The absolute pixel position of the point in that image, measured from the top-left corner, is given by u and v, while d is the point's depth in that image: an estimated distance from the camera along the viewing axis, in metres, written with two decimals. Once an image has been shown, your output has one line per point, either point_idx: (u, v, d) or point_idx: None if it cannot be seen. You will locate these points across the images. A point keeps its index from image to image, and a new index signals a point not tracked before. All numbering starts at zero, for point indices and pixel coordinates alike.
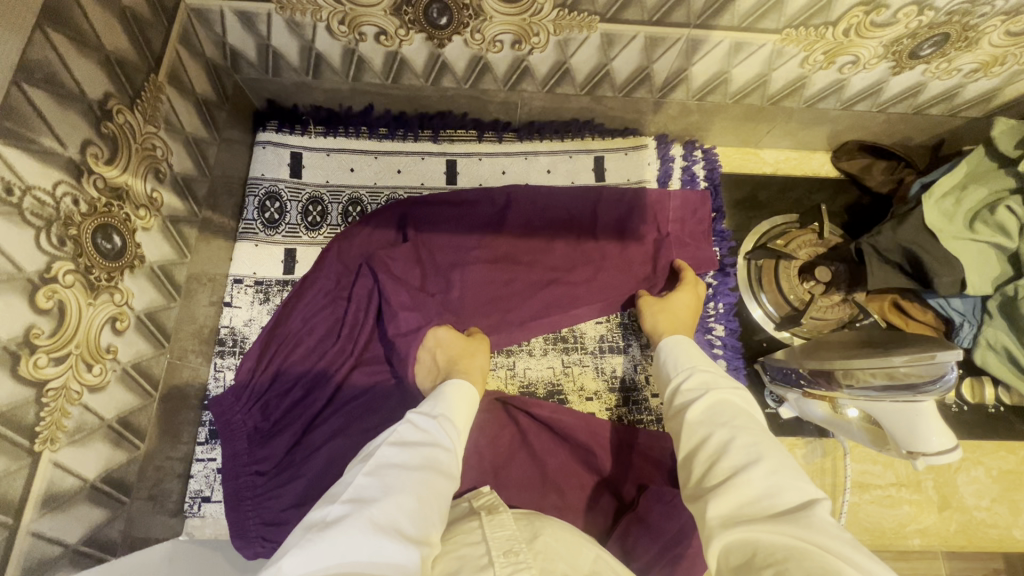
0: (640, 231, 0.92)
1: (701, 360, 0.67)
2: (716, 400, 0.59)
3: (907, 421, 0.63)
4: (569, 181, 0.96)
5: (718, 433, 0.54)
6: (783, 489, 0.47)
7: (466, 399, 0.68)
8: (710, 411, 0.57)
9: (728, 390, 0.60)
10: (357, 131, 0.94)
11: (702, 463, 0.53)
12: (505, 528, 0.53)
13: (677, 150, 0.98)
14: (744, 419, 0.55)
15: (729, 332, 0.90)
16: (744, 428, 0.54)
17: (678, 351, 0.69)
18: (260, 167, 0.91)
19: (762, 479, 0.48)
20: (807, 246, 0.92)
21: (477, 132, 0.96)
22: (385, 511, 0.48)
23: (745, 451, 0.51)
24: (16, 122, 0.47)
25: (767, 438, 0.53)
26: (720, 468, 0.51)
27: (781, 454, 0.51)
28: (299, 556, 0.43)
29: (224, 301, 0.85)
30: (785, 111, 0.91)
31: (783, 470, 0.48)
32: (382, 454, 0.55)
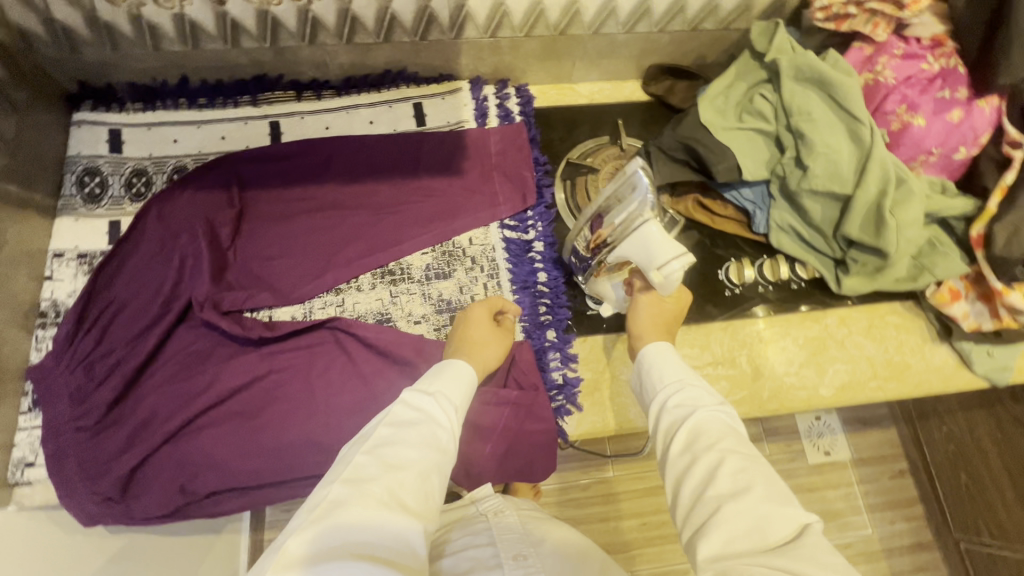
0: (463, 166, 0.99)
1: (679, 373, 0.66)
2: (700, 421, 0.59)
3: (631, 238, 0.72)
4: (391, 129, 1.01)
5: (709, 456, 0.56)
6: (772, 519, 0.50)
7: (464, 378, 0.67)
8: (694, 437, 0.58)
9: (710, 408, 0.61)
10: (177, 103, 0.97)
11: (688, 492, 0.55)
12: (512, 531, 0.68)
13: (490, 90, 1.04)
14: (740, 445, 0.57)
15: (548, 245, 0.94)
16: (735, 450, 0.56)
17: (657, 361, 0.68)
18: (77, 146, 0.93)
19: (752, 507, 0.50)
20: (612, 160, 0.99)
21: (296, 92, 1.00)
22: (385, 494, 0.51)
23: (733, 479, 0.53)
24: None
25: (754, 460, 0.55)
26: (703, 496, 0.53)
27: (756, 469, 0.54)
28: (310, 536, 0.48)
29: (44, 276, 0.86)
30: (576, 40, 0.98)
31: (760, 483, 0.52)
32: (376, 433, 0.56)
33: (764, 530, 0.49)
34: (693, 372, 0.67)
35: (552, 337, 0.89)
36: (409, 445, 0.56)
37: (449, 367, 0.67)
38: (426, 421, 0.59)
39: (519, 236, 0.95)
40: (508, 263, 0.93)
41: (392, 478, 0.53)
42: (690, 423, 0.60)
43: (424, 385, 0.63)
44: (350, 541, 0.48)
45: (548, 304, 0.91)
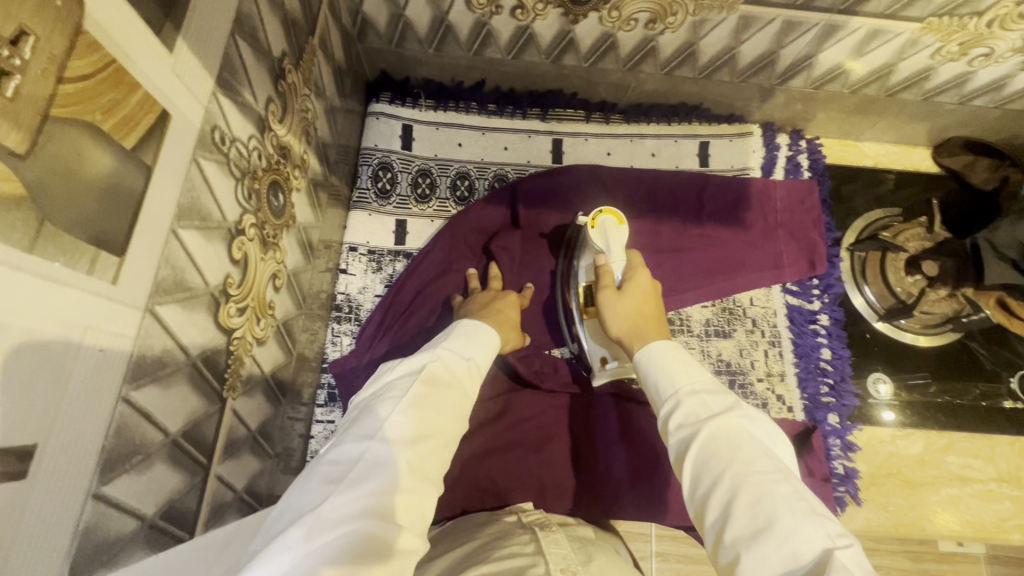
0: (747, 219, 0.91)
1: (687, 374, 0.53)
2: (713, 434, 0.46)
3: (589, 252, 0.78)
4: (673, 164, 0.96)
5: (718, 491, 0.42)
6: (797, 544, 0.37)
7: (487, 342, 0.61)
8: (707, 452, 0.45)
9: (729, 415, 0.47)
10: (467, 106, 0.94)
11: (710, 529, 0.42)
12: (560, 546, 0.50)
13: (783, 139, 0.98)
14: (755, 452, 0.44)
15: (833, 321, 0.91)
16: (749, 476, 0.42)
17: (657, 368, 0.55)
18: (373, 138, 0.92)
19: (772, 547, 0.38)
20: (915, 240, 0.94)
21: (585, 112, 0.96)
22: (392, 456, 0.42)
23: (750, 512, 0.40)
24: (230, 73, 0.47)
25: (767, 470, 0.42)
26: (722, 536, 0.41)
27: (785, 495, 0.40)
28: (338, 496, 0.38)
29: (339, 267, 0.87)
30: (899, 104, 0.91)
31: (797, 515, 0.38)
32: (416, 388, 0.49)
33: (796, 565, 0.36)
34: (705, 374, 0.53)
35: (835, 420, 0.86)
36: (446, 409, 0.49)
37: (471, 330, 0.61)
38: (460, 385, 0.53)
39: (802, 304, 0.91)
40: (790, 332, 0.90)
41: (419, 443, 0.45)
42: (701, 443, 0.46)
43: (450, 343, 0.57)
44: (373, 501, 0.39)
45: (831, 385, 0.88)
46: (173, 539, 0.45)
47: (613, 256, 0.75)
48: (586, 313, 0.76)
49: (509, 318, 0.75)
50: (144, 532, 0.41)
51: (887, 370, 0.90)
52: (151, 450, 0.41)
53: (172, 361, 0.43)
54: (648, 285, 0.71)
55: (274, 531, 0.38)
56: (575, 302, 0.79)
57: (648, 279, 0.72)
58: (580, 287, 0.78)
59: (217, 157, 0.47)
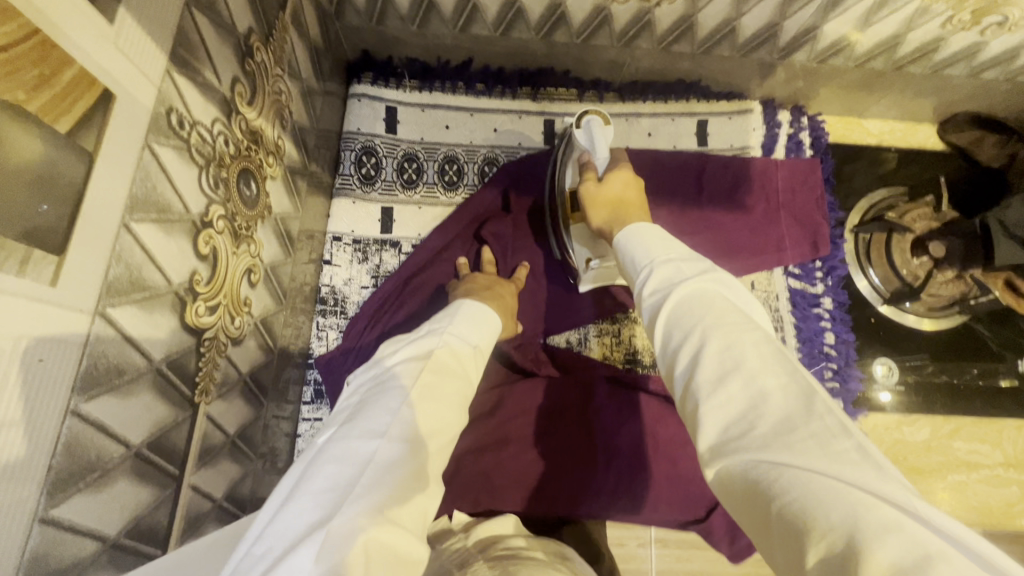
0: (748, 201, 0.87)
1: (665, 245, 0.46)
2: (689, 294, 0.39)
3: (578, 152, 0.72)
4: (670, 145, 0.92)
5: (687, 341, 0.36)
6: (771, 397, 0.31)
7: (488, 328, 0.57)
8: (682, 307, 0.38)
9: (704, 279, 0.40)
10: (454, 86, 0.90)
11: (676, 379, 0.36)
12: (497, 567, 0.45)
13: (785, 116, 0.94)
14: (731, 311, 0.37)
15: (837, 304, 0.88)
16: (723, 326, 0.35)
17: (635, 244, 0.48)
18: (356, 121, 0.87)
19: (742, 392, 0.32)
20: (923, 220, 0.91)
21: (578, 91, 0.92)
22: (406, 455, 0.38)
23: (720, 359, 0.33)
24: (187, 50, 0.43)
25: (746, 324, 0.35)
26: (690, 385, 0.34)
27: (756, 341, 0.34)
28: (353, 502, 0.34)
29: (323, 259, 0.84)
30: (906, 77, 0.87)
31: (770, 361, 0.33)
32: (421, 379, 0.45)
33: (766, 410, 0.30)
34: (686, 247, 0.46)
35: (839, 407, 0.84)
36: (450, 403, 0.45)
37: (477, 314, 0.57)
38: (465, 374, 0.49)
39: (805, 288, 0.88)
40: (793, 317, 0.87)
41: (427, 441, 0.41)
42: (673, 302, 0.39)
43: (455, 327, 0.53)
44: (390, 504, 0.35)
45: (835, 370, 0.85)
46: (141, 556, 0.42)
47: (599, 152, 0.69)
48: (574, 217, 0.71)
49: (508, 305, 0.72)
50: (105, 554, 0.38)
51: (891, 354, 0.87)
52: (109, 466, 0.38)
53: (131, 368, 0.39)
54: (631, 172, 0.65)
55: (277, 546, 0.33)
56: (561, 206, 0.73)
57: (630, 170, 0.65)
58: (567, 191, 0.72)
59: (175, 143, 0.42)
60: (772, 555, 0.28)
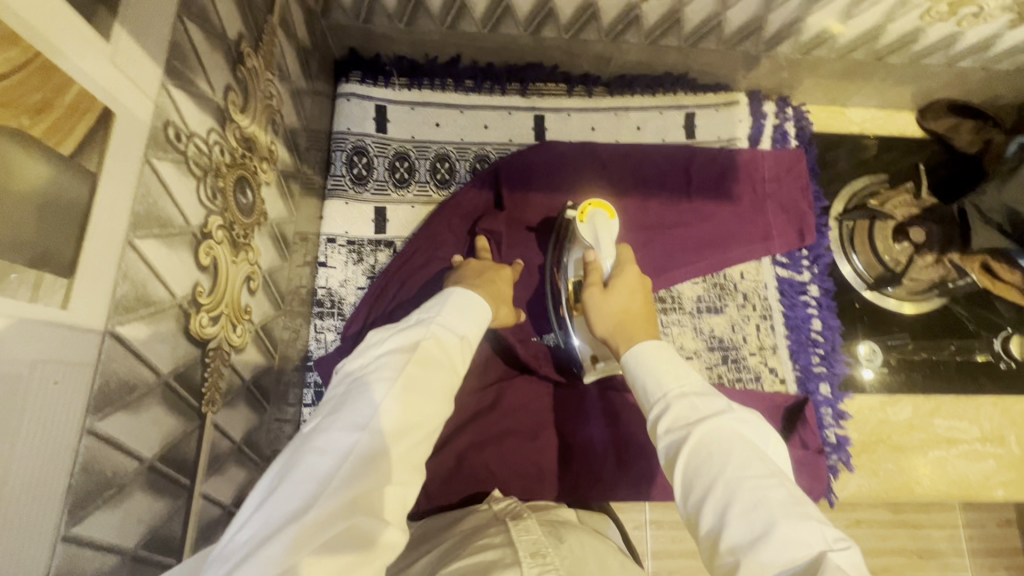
0: (735, 191, 0.89)
1: (680, 374, 0.49)
2: (707, 442, 0.42)
3: (579, 244, 0.75)
4: (659, 138, 0.93)
5: (714, 498, 0.39)
6: (796, 555, 0.35)
7: (477, 314, 0.57)
8: (703, 458, 0.41)
9: (719, 419, 0.43)
10: (443, 83, 0.89)
11: (705, 535, 0.39)
12: (530, 532, 0.47)
13: (770, 107, 0.95)
14: (750, 460, 0.40)
15: (823, 291, 0.91)
16: (746, 482, 0.39)
17: (648, 366, 0.50)
18: (345, 121, 0.87)
19: (773, 553, 0.35)
20: (903, 206, 0.94)
21: (567, 85, 0.92)
22: (382, 449, 0.40)
23: (747, 520, 0.37)
24: (181, 61, 0.43)
25: (766, 477, 0.39)
26: (719, 545, 0.38)
27: (778, 499, 0.38)
28: (326, 494, 0.36)
29: (318, 261, 0.83)
30: (886, 67, 0.89)
31: (784, 514, 0.37)
32: (408, 372, 0.45)
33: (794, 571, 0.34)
34: (696, 375, 0.49)
35: (826, 389, 0.87)
36: (436, 393, 0.46)
37: (467, 302, 0.57)
38: (452, 363, 0.50)
39: (792, 276, 0.91)
40: (781, 305, 0.90)
41: (409, 433, 0.42)
42: (693, 444, 0.42)
43: (442, 316, 0.53)
44: (362, 495, 0.37)
45: (823, 355, 0.88)
46: (159, 567, 0.43)
47: (602, 250, 0.70)
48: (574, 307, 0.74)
49: (501, 292, 0.71)
50: (125, 566, 0.39)
51: (876, 338, 0.91)
52: (125, 481, 0.38)
53: (141, 383, 0.40)
54: (637, 276, 0.66)
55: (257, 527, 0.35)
56: (564, 294, 0.75)
57: (635, 273, 0.66)
58: (569, 282, 0.74)
59: (173, 156, 0.42)
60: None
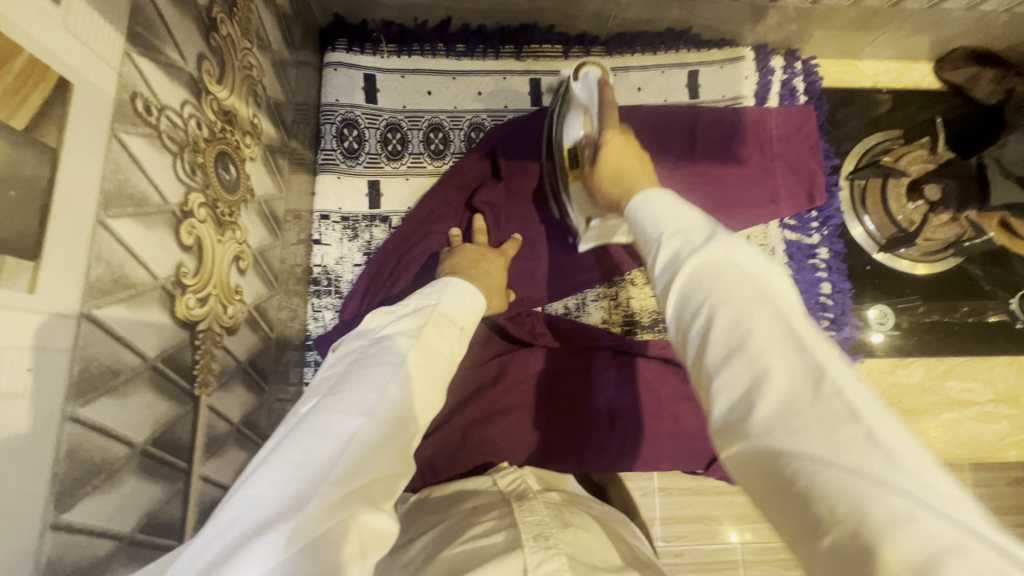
0: (742, 153, 0.85)
1: (676, 215, 0.39)
2: (700, 272, 0.33)
3: (577, 106, 0.69)
4: (662, 99, 0.89)
5: (700, 315, 0.32)
6: (786, 374, 0.27)
7: (471, 306, 0.56)
8: (697, 279, 0.33)
9: (715, 244, 0.34)
10: (434, 49, 0.86)
11: (689, 350, 0.32)
12: (535, 513, 0.47)
13: (778, 62, 0.91)
14: (739, 285, 0.32)
15: (833, 254, 0.88)
16: (735, 299, 0.31)
17: (649, 214, 0.42)
18: (333, 92, 0.84)
19: (760, 375, 0.28)
20: (919, 162, 0.88)
21: (563, 47, 0.88)
22: (388, 436, 0.38)
23: (734, 340, 0.29)
24: (144, 28, 0.40)
25: (764, 300, 0.31)
26: (701, 364, 0.31)
27: (768, 312, 0.30)
28: (330, 481, 0.34)
29: (313, 238, 0.82)
30: (902, 14, 0.83)
31: (786, 338, 0.28)
32: (409, 359, 0.44)
33: (776, 389, 0.27)
34: (700, 213, 0.39)
35: None
36: (431, 384, 0.45)
37: (464, 292, 0.56)
38: (450, 355, 0.49)
39: (801, 239, 0.88)
40: (788, 269, 0.87)
41: (410, 423, 0.41)
42: (686, 274, 0.34)
43: (443, 305, 0.52)
44: (368, 481, 0.35)
45: (832, 319, 0.86)
46: (160, 548, 0.43)
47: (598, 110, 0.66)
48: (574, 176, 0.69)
49: (495, 282, 0.70)
50: (123, 550, 0.38)
51: (887, 301, 0.88)
52: (116, 467, 0.37)
53: (126, 368, 0.38)
54: (625, 142, 0.62)
55: (252, 513, 0.32)
56: (560, 162, 0.71)
57: (635, 158, 0.60)
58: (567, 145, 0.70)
59: (144, 131, 0.40)
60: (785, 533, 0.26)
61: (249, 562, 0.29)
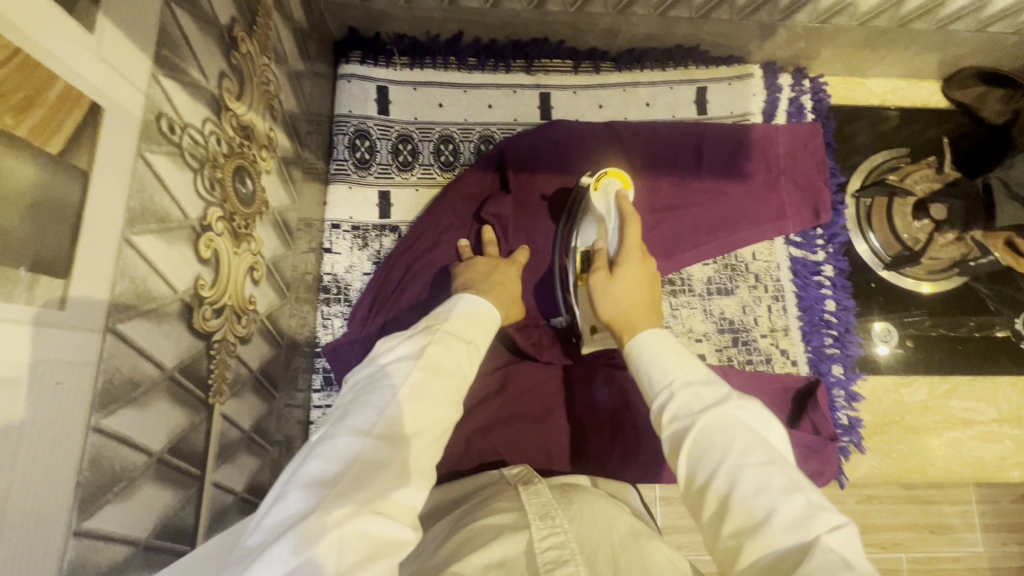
0: (748, 169, 0.86)
1: (676, 364, 0.50)
2: (711, 424, 0.43)
3: (593, 212, 0.74)
4: (669, 114, 0.90)
5: (720, 472, 0.40)
6: (792, 513, 0.37)
7: (482, 324, 0.57)
8: (708, 433, 0.43)
9: (724, 404, 0.44)
10: (446, 62, 0.87)
11: (710, 500, 0.40)
12: (541, 495, 0.48)
13: (785, 79, 0.92)
14: (742, 434, 0.42)
15: (837, 271, 0.88)
16: (744, 453, 0.40)
17: (650, 358, 0.52)
18: (347, 103, 0.85)
19: (777, 518, 0.37)
20: (924, 181, 0.90)
21: (573, 62, 0.89)
22: (388, 453, 0.40)
23: (753, 489, 0.38)
24: (170, 51, 0.42)
25: (760, 447, 0.41)
26: (724, 507, 0.39)
27: (771, 465, 0.39)
28: (333, 496, 0.36)
29: (323, 247, 0.83)
30: (910, 34, 0.84)
31: (782, 493, 0.38)
32: (412, 378, 0.46)
33: (789, 533, 0.36)
34: (700, 365, 0.50)
35: (840, 370, 0.85)
36: (438, 401, 0.46)
37: (472, 310, 0.57)
38: (459, 371, 0.50)
39: (806, 255, 0.88)
40: (793, 285, 0.88)
41: (415, 438, 0.42)
42: (696, 430, 0.43)
43: (449, 323, 0.53)
44: (371, 496, 0.37)
45: (836, 336, 0.86)
46: (173, 554, 0.44)
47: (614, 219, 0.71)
48: (582, 281, 0.72)
49: (510, 291, 0.72)
50: (139, 556, 0.40)
51: (891, 318, 0.89)
52: (134, 475, 0.39)
53: (145, 380, 0.40)
54: (644, 271, 0.66)
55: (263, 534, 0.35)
56: (570, 266, 0.74)
57: (640, 266, 0.66)
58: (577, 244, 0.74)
59: (167, 149, 0.42)
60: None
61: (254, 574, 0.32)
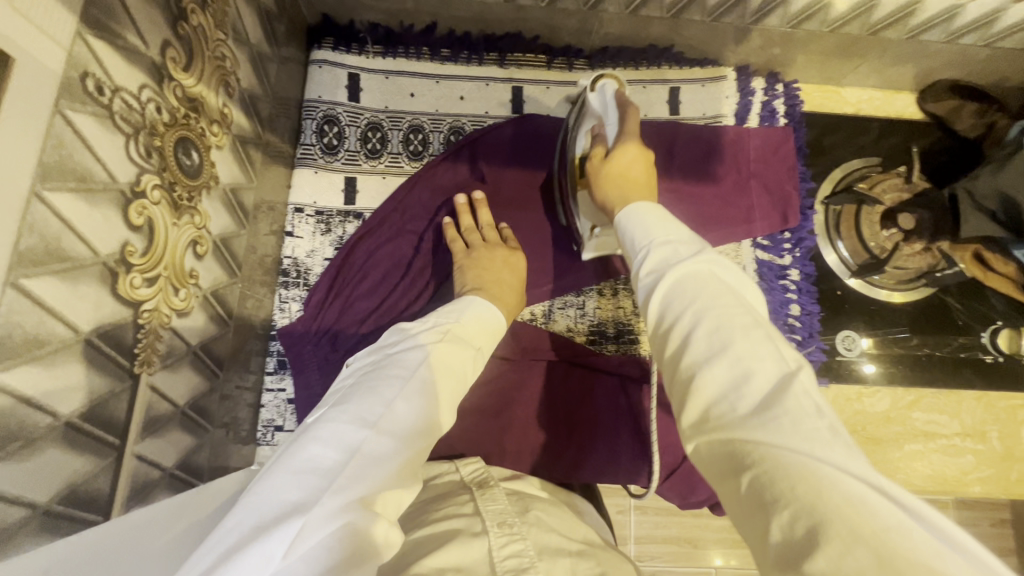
0: (718, 172, 0.86)
1: (662, 227, 0.45)
2: (681, 279, 0.39)
3: (591, 115, 0.71)
4: (641, 113, 0.90)
5: (682, 323, 0.37)
6: (755, 375, 0.33)
7: (490, 328, 0.55)
8: (679, 283, 0.39)
9: (698, 260, 0.40)
10: (419, 52, 0.87)
11: (671, 351, 0.37)
12: (498, 502, 0.46)
13: (759, 83, 0.92)
14: (719, 292, 0.38)
15: (804, 276, 0.88)
16: (713, 309, 0.36)
17: (636, 228, 0.47)
18: (317, 89, 0.85)
19: (729, 372, 0.33)
20: (892, 190, 0.89)
21: (546, 57, 0.90)
22: (388, 453, 0.37)
23: (713, 346, 0.35)
24: (102, 12, 0.42)
25: (740, 310, 0.36)
26: (682, 362, 0.36)
27: (742, 322, 0.35)
28: (328, 494, 0.33)
29: (285, 230, 0.82)
30: (882, 43, 0.84)
31: (754, 355, 0.34)
32: (420, 374, 0.43)
33: (745, 392, 0.32)
34: (687, 228, 0.45)
35: None
36: (441, 405, 0.43)
37: (484, 313, 0.56)
38: (462, 372, 0.48)
39: (772, 259, 0.88)
40: (759, 289, 0.87)
41: (417, 437, 0.40)
42: (664, 285, 0.40)
43: (460, 324, 0.51)
44: (365, 495, 0.35)
45: (799, 341, 0.86)
46: (80, 523, 0.43)
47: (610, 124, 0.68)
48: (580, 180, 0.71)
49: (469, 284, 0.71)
50: (36, 521, 0.39)
51: (854, 326, 0.88)
52: (35, 436, 0.38)
53: (55, 339, 0.39)
54: (640, 148, 0.62)
55: (244, 524, 0.32)
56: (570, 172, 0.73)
57: (642, 161, 0.61)
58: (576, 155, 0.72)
59: (94, 110, 0.41)
60: (743, 528, 0.29)
61: (242, 572, 0.30)
